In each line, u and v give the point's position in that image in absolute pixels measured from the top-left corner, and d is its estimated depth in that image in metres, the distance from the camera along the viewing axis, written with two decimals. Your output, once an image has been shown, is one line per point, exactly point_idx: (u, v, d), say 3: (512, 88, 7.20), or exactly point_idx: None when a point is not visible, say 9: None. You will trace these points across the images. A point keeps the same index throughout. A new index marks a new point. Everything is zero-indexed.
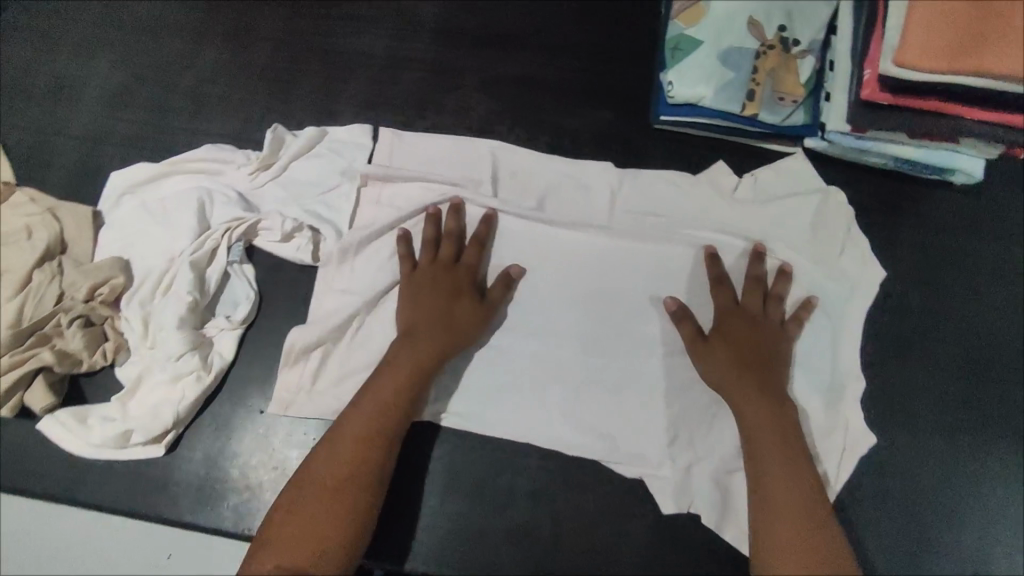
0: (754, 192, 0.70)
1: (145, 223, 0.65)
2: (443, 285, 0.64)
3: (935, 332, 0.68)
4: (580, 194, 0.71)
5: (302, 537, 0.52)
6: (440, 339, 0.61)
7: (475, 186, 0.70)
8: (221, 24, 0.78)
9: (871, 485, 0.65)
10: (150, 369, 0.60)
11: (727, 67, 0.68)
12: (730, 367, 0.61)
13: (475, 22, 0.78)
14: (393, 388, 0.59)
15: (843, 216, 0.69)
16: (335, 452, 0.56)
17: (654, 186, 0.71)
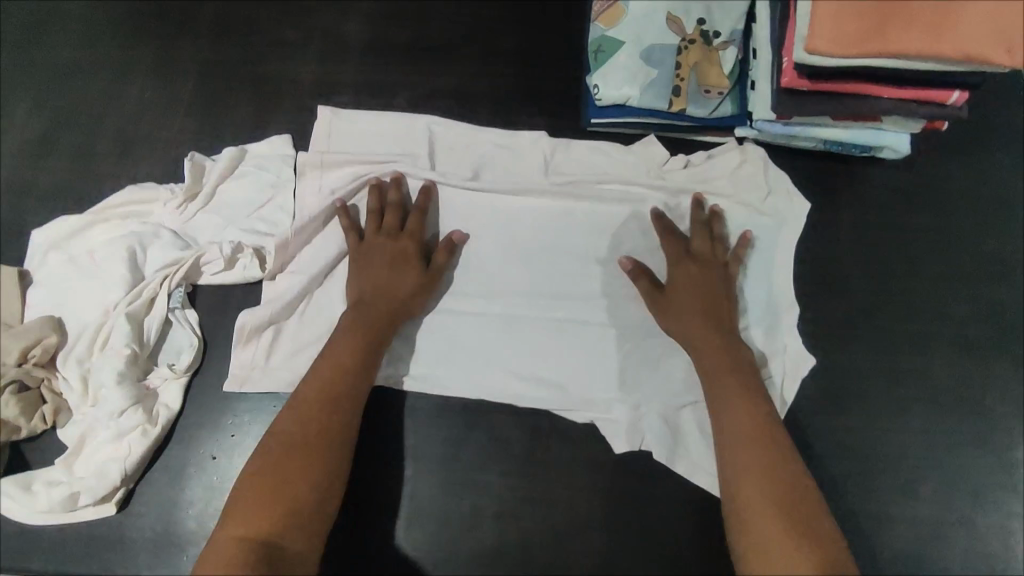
0: (686, 169, 0.70)
1: (76, 279, 0.65)
2: (392, 252, 0.64)
3: (893, 306, 0.67)
4: (515, 158, 0.71)
5: (271, 504, 0.51)
6: (393, 303, 0.61)
7: (412, 160, 0.70)
8: (139, 63, 0.77)
9: (855, 469, 0.62)
10: (93, 429, 0.59)
11: (651, 64, 0.67)
12: (687, 311, 0.62)
13: (401, 38, 0.77)
14: (347, 354, 0.58)
15: (756, 154, 0.70)
16: (300, 419, 0.55)
17: (586, 156, 0.71)
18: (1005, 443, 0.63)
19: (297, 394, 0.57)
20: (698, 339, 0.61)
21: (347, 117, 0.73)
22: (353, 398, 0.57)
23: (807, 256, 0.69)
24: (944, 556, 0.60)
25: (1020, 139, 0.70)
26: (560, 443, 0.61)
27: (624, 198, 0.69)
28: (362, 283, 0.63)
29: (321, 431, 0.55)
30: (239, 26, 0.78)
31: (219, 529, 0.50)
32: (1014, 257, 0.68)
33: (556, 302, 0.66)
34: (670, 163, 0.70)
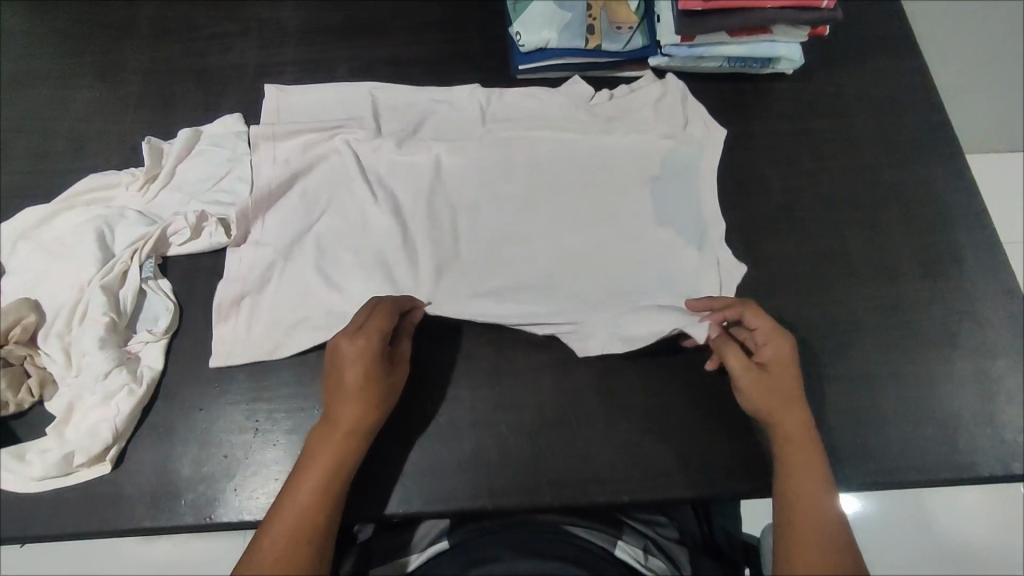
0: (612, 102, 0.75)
1: (49, 263, 0.68)
2: (357, 370, 0.57)
3: (812, 196, 0.73)
4: (456, 110, 0.75)
5: None
6: (357, 425, 0.57)
7: (358, 125, 0.74)
8: (89, 66, 0.80)
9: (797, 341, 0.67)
10: (79, 396, 0.62)
11: (564, 9, 0.75)
12: (780, 381, 0.60)
13: (336, 18, 0.83)
14: (312, 490, 0.55)
15: (676, 92, 0.75)
16: (282, 530, 0.53)
17: (521, 102, 0.75)
18: (930, 301, 0.69)
19: (272, 523, 0.53)
20: (780, 400, 0.59)
21: (293, 93, 0.77)
22: (323, 522, 0.54)
23: (728, 160, 0.74)
24: (893, 407, 0.65)
25: (896, 43, 0.80)
26: (523, 354, 0.66)
27: (554, 128, 0.74)
28: (331, 413, 0.57)
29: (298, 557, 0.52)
30: (180, 25, 0.83)
31: None
32: (914, 141, 0.76)
33: (512, 243, 0.70)
34: (595, 97, 0.76)
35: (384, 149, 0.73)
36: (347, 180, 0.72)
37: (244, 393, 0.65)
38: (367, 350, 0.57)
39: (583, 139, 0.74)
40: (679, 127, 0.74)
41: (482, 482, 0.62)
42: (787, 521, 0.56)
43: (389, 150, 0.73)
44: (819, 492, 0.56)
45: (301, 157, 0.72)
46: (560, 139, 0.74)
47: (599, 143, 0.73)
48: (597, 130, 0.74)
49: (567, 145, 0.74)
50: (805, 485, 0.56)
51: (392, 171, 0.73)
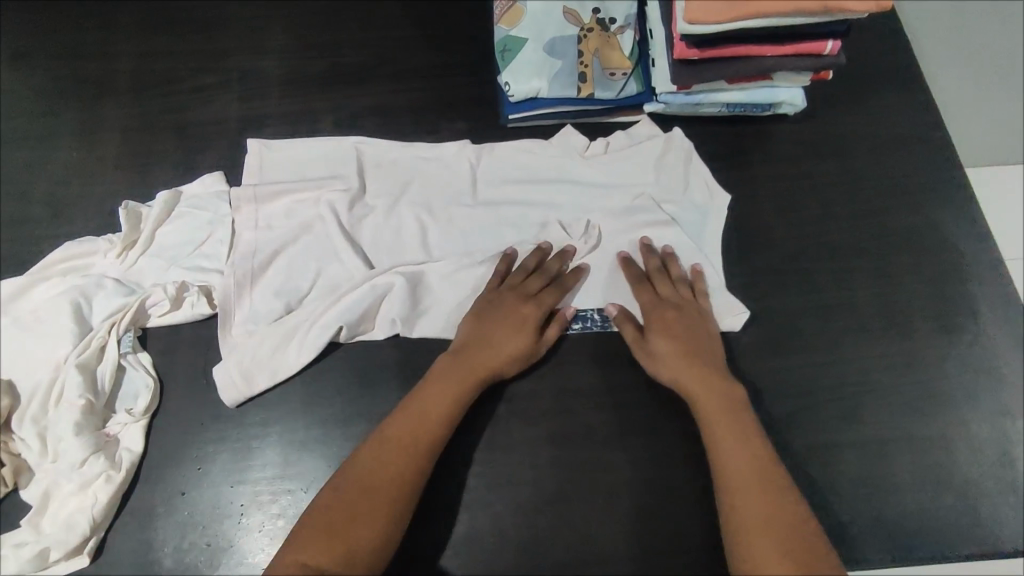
0: (608, 152, 0.72)
1: (23, 340, 0.65)
2: (513, 313, 0.63)
3: (817, 245, 0.70)
4: (444, 168, 0.72)
5: (359, 501, 0.53)
6: (502, 363, 0.61)
7: (341, 183, 0.71)
8: (67, 126, 0.78)
9: (807, 404, 0.64)
10: (55, 484, 0.59)
11: (555, 57, 0.72)
12: (668, 346, 0.62)
13: (319, 66, 0.80)
14: (437, 415, 0.58)
15: (679, 146, 0.72)
16: (407, 427, 0.57)
17: (512, 156, 0.72)
18: (944, 357, 0.66)
19: (380, 448, 0.56)
20: (675, 370, 0.61)
21: (276, 150, 0.74)
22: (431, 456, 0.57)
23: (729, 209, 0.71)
24: (908, 475, 0.61)
25: (900, 78, 0.77)
26: (515, 425, 0.63)
27: (547, 180, 0.71)
28: (473, 347, 0.62)
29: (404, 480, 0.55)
30: (159, 79, 0.80)
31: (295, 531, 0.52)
32: (921, 183, 0.72)
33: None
34: (589, 148, 0.73)
35: (371, 215, 0.70)
36: (335, 246, 0.68)
37: (226, 474, 0.62)
38: (532, 305, 0.63)
39: (579, 191, 0.70)
40: (678, 179, 0.71)
41: (478, 567, 0.59)
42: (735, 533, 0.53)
43: (376, 215, 0.70)
44: (761, 506, 0.53)
45: (288, 225, 0.70)
46: (554, 191, 0.71)
47: (593, 196, 0.70)
48: (591, 183, 0.71)
49: (559, 199, 0.71)
50: (740, 490, 0.54)
51: (379, 233, 0.70)
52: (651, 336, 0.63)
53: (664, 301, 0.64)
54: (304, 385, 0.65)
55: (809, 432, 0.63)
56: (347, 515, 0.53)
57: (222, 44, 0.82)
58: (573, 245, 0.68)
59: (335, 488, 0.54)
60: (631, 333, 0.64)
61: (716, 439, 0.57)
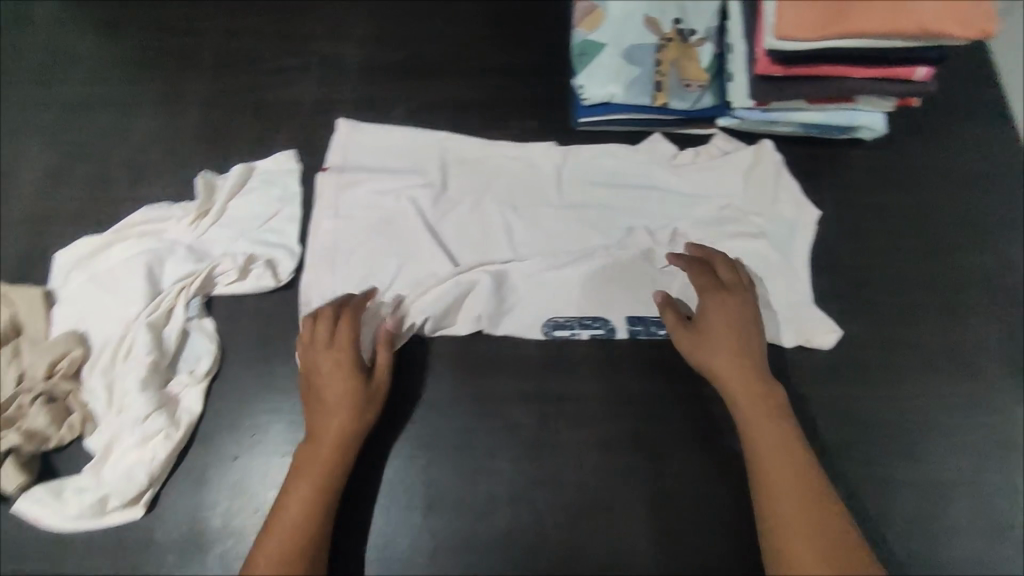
0: (697, 161, 0.73)
1: (98, 295, 0.68)
2: (331, 372, 0.61)
3: (886, 276, 0.69)
4: (527, 167, 0.74)
5: (286, 549, 0.54)
6: (344, 419, 0.59)
7: (426, 176, 0.74)
8: (153, 94, 0.81)
9: (864, 437, 0.62)
10: (118, 436, 0.62)
11: (632, 64, 0.71)
12: (718, 341, 0.61)
13: (396, 57, 0.82)
14: (335, 435, 0.59)
15: (772, 163, 0.72)
16: (301, 480, 0.57)
17: (598, 159, 0.74)
18: (1013, 403, 0.63)
19: (300, 467, 0.58)
20: (721, 364, 0.60)
21: (354, 136, 0.76)
22: (324, 507, 0.57)
23: (797, 232, 0.71)
24: (963, 521, 0.60)
25: (987, 111, 0.74)
26: (565, 425, 0.64)
27: (633, 184, 0.73)
28: (318, 396, 0.60)
29: (313, 512, 0.56)
30: (243, 57, 0.83)
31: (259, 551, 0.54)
32: (1000, 222, 0.70)
33: (600, 317, 0.67)
34: (680, 155, 0.74)
35: (455, 207, 0.72)
36: (413, 235, 0.71)
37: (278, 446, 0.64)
38: (338, 363, 0.61)
39: (666, 199, 0.72)
40: (767, 192, 0.72)
41: (517, 561, 0.60)
42: (770, 538, 0.53)
43: (462, 209, 0.72)
44: (799, 505, 0.53)
45: (362, 211, 0.72)
46: (638, 196, 0.72)
47: (679, 203, 0.72)
48: (679, 191, 0.72)
49: (642, 206, 0.72)
50: (779, 496, 0.54)
51: (461, 227, 0.72)
52: (701, 327, 0.62)
53: (720, 291, 0.63)
54: None
55: (863, 464, 0.62)
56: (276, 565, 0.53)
57: (305, 28, 0.84)
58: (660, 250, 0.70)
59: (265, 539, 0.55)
60: (675, 324, 0.63)
61: (759, 441, 0.57)
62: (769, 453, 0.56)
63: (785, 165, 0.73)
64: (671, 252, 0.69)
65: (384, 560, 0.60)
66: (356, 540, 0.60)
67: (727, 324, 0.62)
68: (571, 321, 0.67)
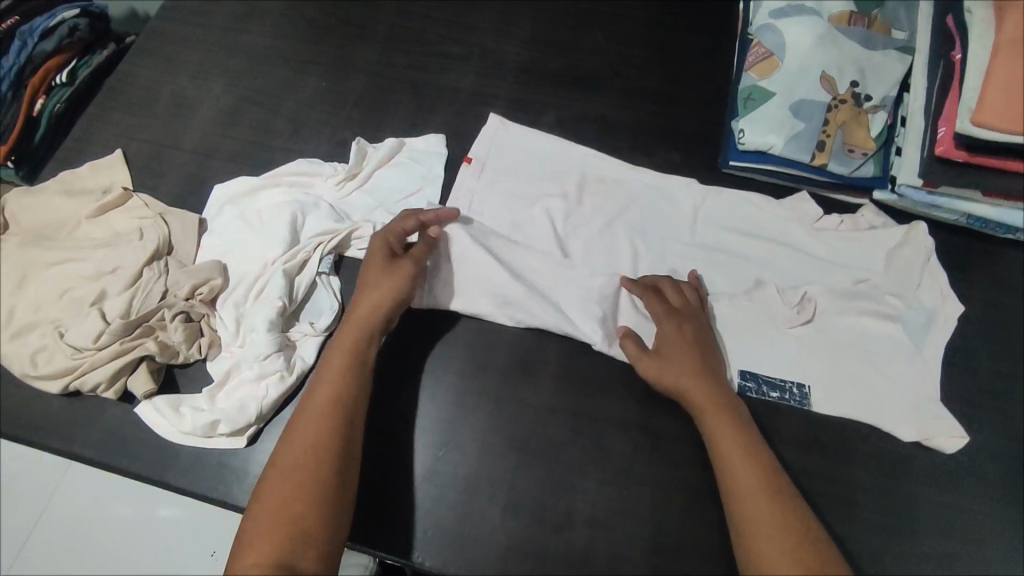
0: (841, 228, 0.70)
1: (243, 232, 0.72)
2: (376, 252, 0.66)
3: (1018, 392, 0.65)
4: (664, 198, 0.74)
5: (297, 459, 0.55)
6: (372, 305, 0.63)
7: (562, 184, 0.75)
8: (324, 56, 0.86)
9: (966, 552, 0.59)
10: (238, 366, 0.65)
11: (799, 118, 0.70)
12: (678, 362, 0.61)
13: (555, 63, 0.84)
14: (353, 333, 0.62)
15: (923, 248, 0.69)
16: (318, 389, 0.59)
17: (738, 206, 0.72)
18: None
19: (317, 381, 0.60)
20: (681, 387, 0.60)
21: (502, 133, 0.78)
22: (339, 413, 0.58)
23: (939, 324, 0.67)
24: None
25: None
26: (657, 463, 0.63)
27: (769, 238, 0.71)
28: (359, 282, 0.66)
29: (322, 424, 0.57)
30: (412, 37, 0.86)
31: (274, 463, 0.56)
32: None
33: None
34: (821, 221, 0.71)
35: (585, 222, 0.72)
36: (541, 240, 0.71)
37: (374, 412, 0.65)
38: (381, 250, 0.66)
39: (800, 258, 0.69)
40: (912, 275, 0.68)
41: None
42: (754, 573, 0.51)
43: (592, 228, 0.72)
44: (766, 500, 0.54)
45: (498, 205, 0.73)
46: (770, 251, 0.70)
47: (814, 267, 0.69)
48: (815, 255, 0.70)
49: (775, 261, 0.70)
50: (760, 522, 0.53)
51: (588, 240, 0.72)
52: (661, 354, 0.63)
53: (672, 315, 0.64)
54: (467, 353, 0.68)
55: None
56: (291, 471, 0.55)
57: (474, 20, 0.87)
58: (787, 312, 0.66)
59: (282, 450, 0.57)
60: (633, 354, 0.63)
61: (732, 470, 0.56)
62: (742, 480, 0.55)
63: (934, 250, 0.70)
64: (798, 315, 0.66)
65: (456, 549, 0.60)
66: (436, 521, 0.61)
67: (690, 341, 0.63)
68: None
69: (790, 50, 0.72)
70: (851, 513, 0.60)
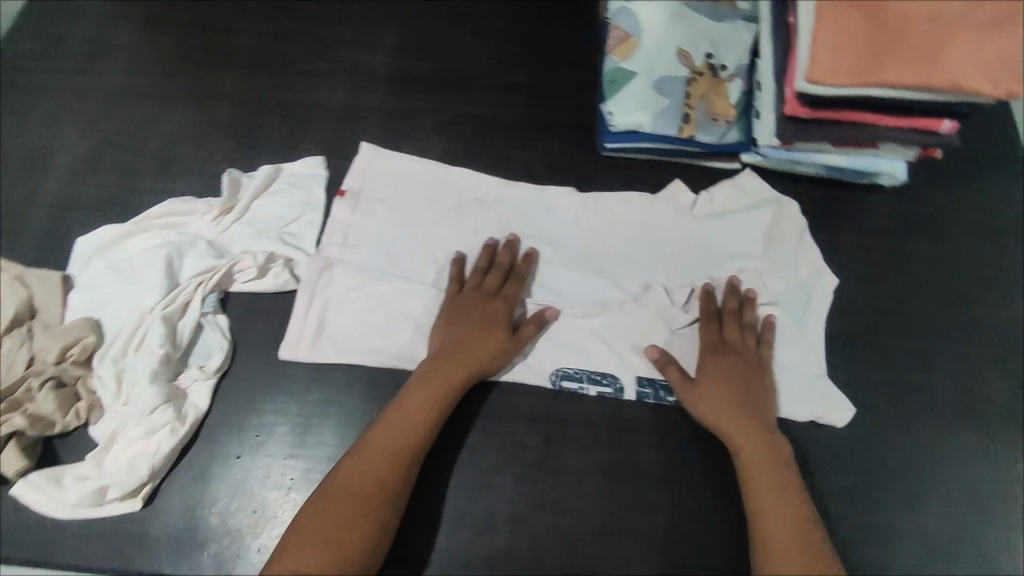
0: (713, 209, 0.73)
1: (114, 283, 0.68)
2: (480, 313, 0.65)
3: (892, 323, 0.69)
4: (551, 203, 0.74)
5: (343, 518, 0.54)
6: (460, 374, 0.62)
7: (445, 201, 0.74)
8: (185, 88, 0.82)
9: (852, 481, 0.64)
10: (123, 427, 0.61)
11: (662, 94, 0.72)
12: (716, 383, 0.63)
13: (426, 68, 0.83)
14: (434, 393, 0.61)
15: (794, 223, 0.73)
16: (377, 442, 0.58)
17: (616, 205, 0.74)
18: (1002, 459, 0.65)
19: (379, 431, 0.59)
20: (714, 418, 0.62)
21: (375, 161, 0.77)
22: (398, 475, 0.57)
23: (816, 294, 0.70)
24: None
25: (996, 170, 0.76)
26: (571, 449, 0.64)
27: (653, 227, 0.73)
28: (452, 335, 0.64)
29: (380, 484, 0.56)
30: (275, 58, 0.84)
31: (310, 514, 0.55)
32: (1005, 280, 0.71)
33: (610, 374, 0.67)
34: (696, 206, 0.73)
35: (478, 227, 0.73)
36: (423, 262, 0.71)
37: (281, 448, 0.64)
38: (491, 315, 0.65)
39: (683, 247, 0.72)
40: (786, 254, 0.72)
41: None
42: None
43: (479, 231, 0.73)
44: (787, 534, 0.55)
45: (383, 223, 0.73)
46: (655, 235, 0.73)
47: (694, 256, 0.72)
48: (698, 242, 0.72)
49: (655, 249, 0.72)
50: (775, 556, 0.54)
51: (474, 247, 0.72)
52: (699, 380, 0.64)
53: (718, 346, 0.65)
54: (372, 373, 0.67)
55: (849, 510, 0.63)
56: (337, 525, 0.54)
57: (339, 34, 0.85)
58: (678, 311, 0.69)
59: (326, 497, 0.56)
60: (676, 380, 0.64)
61: (755, 498, 0.58)
62: (765, 509, 0.57)
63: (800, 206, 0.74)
64: (685, 314, 0.69)
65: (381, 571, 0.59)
66: None
67: (729, 371, 0.63)
68: (579, 373, 0.67)
69: (646, 30, 0.74)
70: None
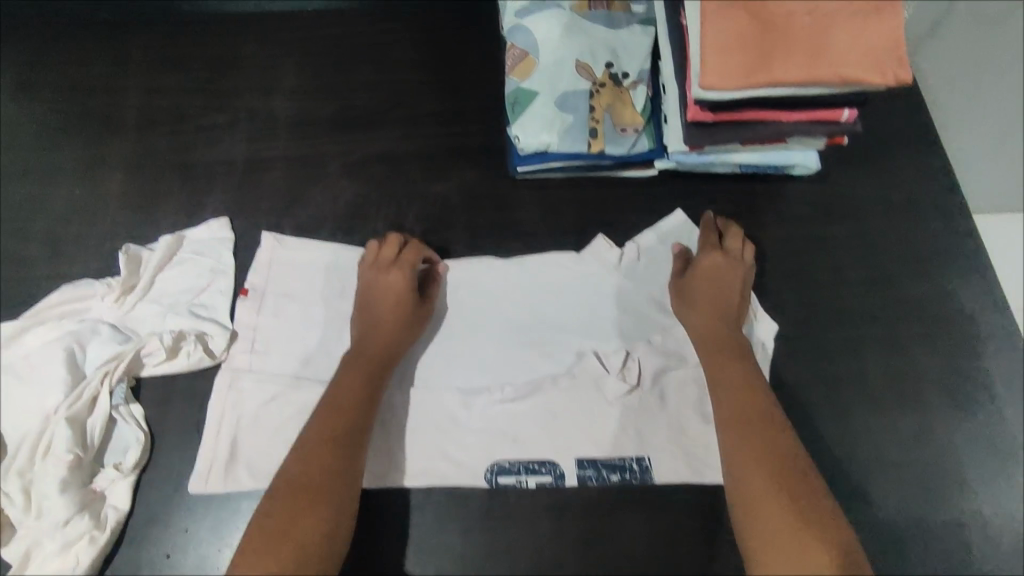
0: (640, 263, 0.71)
1: (10, 387, 0.63)
2: (389, 282, 0.66)
3: (822, 314, 0.69)
4: (473, 274, 0.71)
5: (303, 490, 0.55)
6: (386, 343, 0.64)
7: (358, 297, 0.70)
8: (72, 160, 0.77)
9: None
10: (38, 543, 0.58)
11: (566, 111, 0.70)
12: (704, 293, 0.66)
13: (329, 108, 0.80)
14: (364, 366, 0.63)
15: None
16: (322, 415, 0.59)
17: (541, 268, 0.71)
18: (941, 435, 0.66)
19: (321, 410, 0.60)
20: (696, 331, 0.65)
21: (279, 252, 0.72)
22: (344, 442, 0.58)
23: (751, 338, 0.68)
24: (915, 561, 0.61)
25: (906, 145, 0.76)
26: (515, 493, 0.63)
27: (579, 281, 0.71)
28: (370, 306, 0.66)
29: (326, 459, 0.57)
30: (168, 115, 0.79)
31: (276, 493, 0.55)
32: (925, 255, 0.72)
33: (548, 461, 0.64)
34: (624, 260, 0.71)
35: None
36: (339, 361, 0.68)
37: (214, 539, 0.62)
38: (401, 279, 0.66)
39: (613, 305, 0.70)
40: None
41: None
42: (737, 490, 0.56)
43: None
44: (758, 427, 0.58)
45: (298, 288, 0.71)
46: (579, 282, 0.71)
47: (625, 317, 0.69)
48: (629, 298, 0.70)
49: (583, 303, 0.70)
50: (751, 446, 0.57)
51: None
52: (691, 281, 0.67)
53: (718, 249, 0.67)
54: None
55: None
56: (296, 499, 0.55)
57: (233, 83, 0.81)
58: (609, 376, 0.66)
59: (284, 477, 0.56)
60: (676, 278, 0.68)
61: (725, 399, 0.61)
62: (739, 405, 0.60)
63: (718, 208, 0.74)
64: (623, 382, 0.66)
65: None
66: None
67: (718, 285, 0.66)
68: (516, 464, 0.64)
69: (542, 47, 0.72)
70: (716, 554, 0.62)
